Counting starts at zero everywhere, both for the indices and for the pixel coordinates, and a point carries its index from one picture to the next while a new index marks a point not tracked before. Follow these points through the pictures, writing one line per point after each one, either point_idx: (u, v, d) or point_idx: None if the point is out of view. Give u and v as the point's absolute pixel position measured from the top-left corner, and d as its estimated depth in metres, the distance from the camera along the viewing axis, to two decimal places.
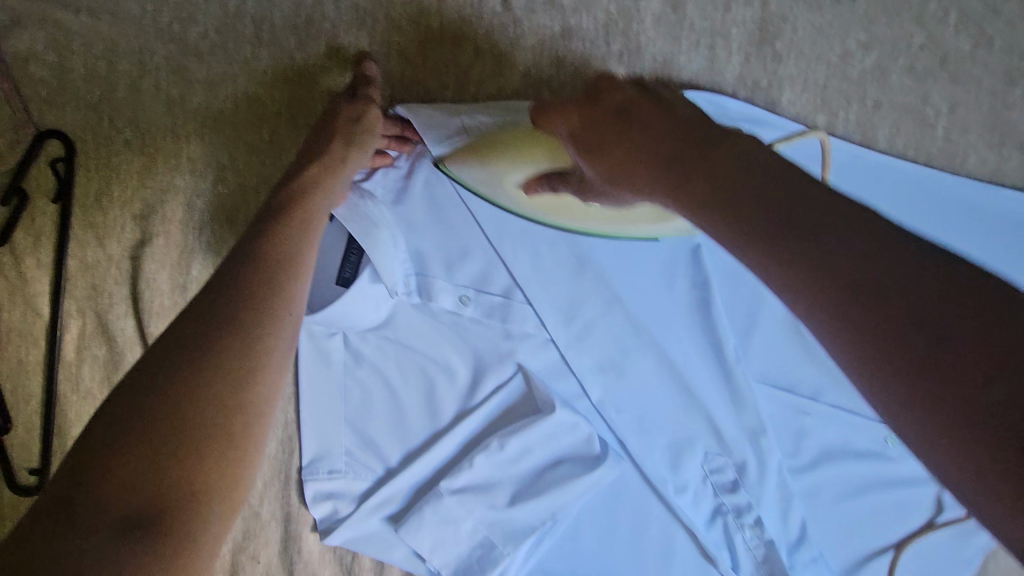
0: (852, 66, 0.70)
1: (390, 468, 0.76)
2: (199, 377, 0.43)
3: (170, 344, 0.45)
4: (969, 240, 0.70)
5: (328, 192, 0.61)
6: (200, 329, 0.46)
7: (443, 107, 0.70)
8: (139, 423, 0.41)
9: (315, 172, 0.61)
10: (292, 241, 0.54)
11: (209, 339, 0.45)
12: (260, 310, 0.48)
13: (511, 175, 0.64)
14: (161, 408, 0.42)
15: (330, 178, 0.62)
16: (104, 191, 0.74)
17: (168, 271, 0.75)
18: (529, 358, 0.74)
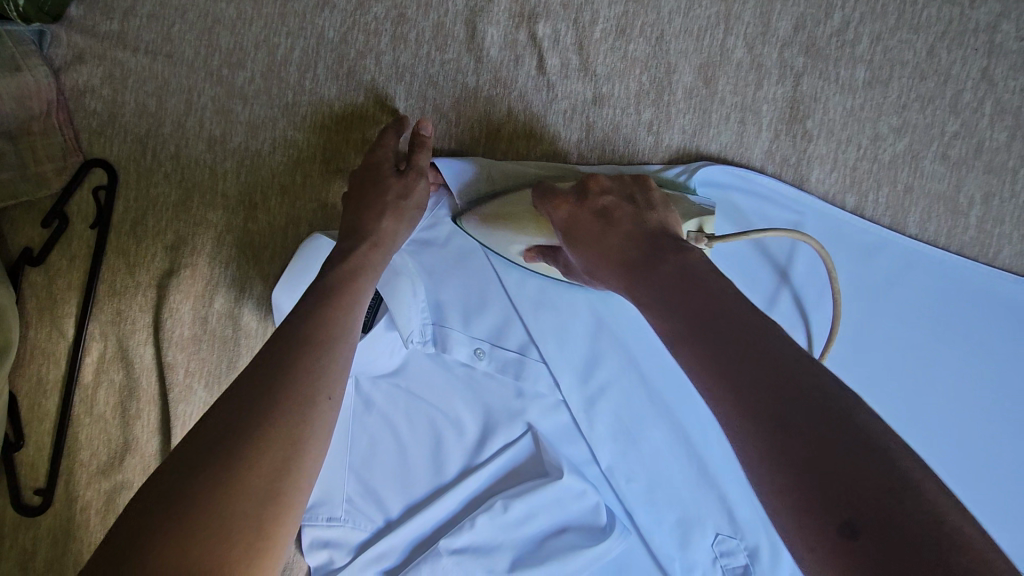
0: (884, 149, 0.70)
1: (390, 519, 0.74)
2: (251, 455, 0.44)
3: (214, 430, 0.45)
4: (997, 329, 0.69)
5: (370, 268, 0.61)
6: (238, 412, 0.46)
7: (476, 167, 0.70)
8: (175, 509, 0.42)
9: (361, 247, 0.61)
10: (336, 317, 0.54)
11: (245, 422, 0.46)
12: (293, 390, 0.48)
13: (514, 245, 0.67)
14: (197, 493, 0.42)
15: (373, 253, 0.62)
16: (139, 220, 0.77)
17: (191, 303, 0.76)
18: (540, 419, 0.74)
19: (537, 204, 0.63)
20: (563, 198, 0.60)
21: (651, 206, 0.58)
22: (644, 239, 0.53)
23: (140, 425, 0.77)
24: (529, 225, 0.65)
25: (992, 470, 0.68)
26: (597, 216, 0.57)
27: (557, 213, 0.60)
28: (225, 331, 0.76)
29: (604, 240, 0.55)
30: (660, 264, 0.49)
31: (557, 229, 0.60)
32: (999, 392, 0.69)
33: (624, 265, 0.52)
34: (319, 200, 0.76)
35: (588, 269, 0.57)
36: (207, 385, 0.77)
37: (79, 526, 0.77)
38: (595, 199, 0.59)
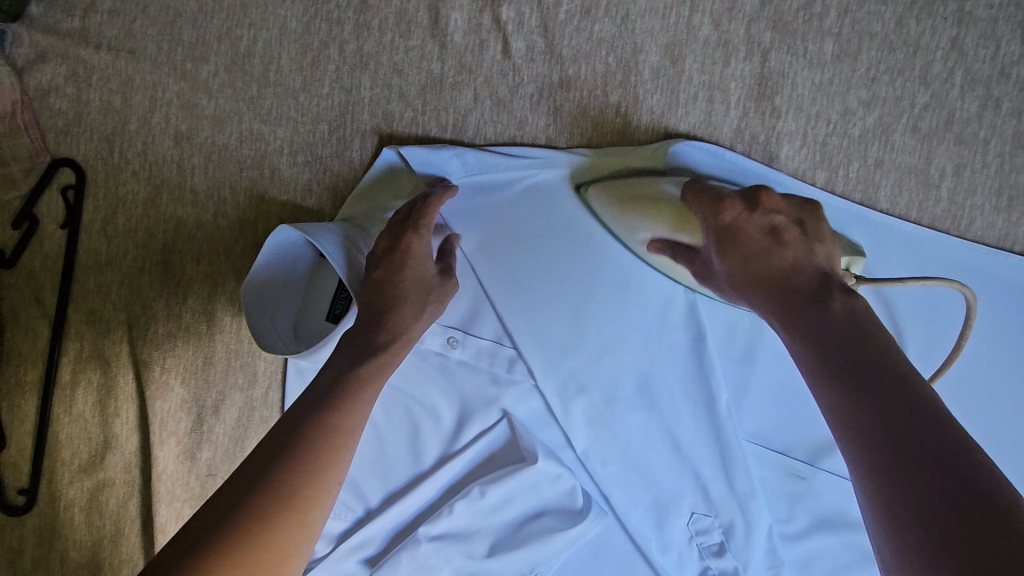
0: (854, 123, 0.69)
1: (370, 509, 0.75)
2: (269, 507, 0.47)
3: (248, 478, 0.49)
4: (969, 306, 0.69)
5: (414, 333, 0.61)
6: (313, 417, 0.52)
7: (442, 152, 0.71)
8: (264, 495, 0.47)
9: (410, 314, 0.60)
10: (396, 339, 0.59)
11: (323, 424, 0.51)
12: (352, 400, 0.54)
13: (644, 231, 0.66)
14: (285, 480, 0.48)
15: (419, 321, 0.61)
16: (109, 218, 0.77)
17: (165, 300, 0.76)
18: (514, 405, 0.74)
19: (692, 192, 0.62)
20: (733, 202, 0.57)
21: (818, 238, 0.55)
22: (810, 271, 0.52)
23: (119, 423, 0.77)
24: (664, 212, 0.64)
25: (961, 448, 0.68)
26: (766, 232, 0.54)
27: (717, 220, 0.57)
28: (199, 327, 0.76)
29: (768, 260, 0.53)
30: (827, 304, 0.49)
31: (710, 232, 0.57)
32: (975, 367, 0.68)
33: (773, 291, 0.52)
34: (289, 192, 0.75)
35: (732, 282, 0.56)
36: (184, 381, 0.76)
37: (63, 524, 0.78)
38: (761, 215, 0.55)
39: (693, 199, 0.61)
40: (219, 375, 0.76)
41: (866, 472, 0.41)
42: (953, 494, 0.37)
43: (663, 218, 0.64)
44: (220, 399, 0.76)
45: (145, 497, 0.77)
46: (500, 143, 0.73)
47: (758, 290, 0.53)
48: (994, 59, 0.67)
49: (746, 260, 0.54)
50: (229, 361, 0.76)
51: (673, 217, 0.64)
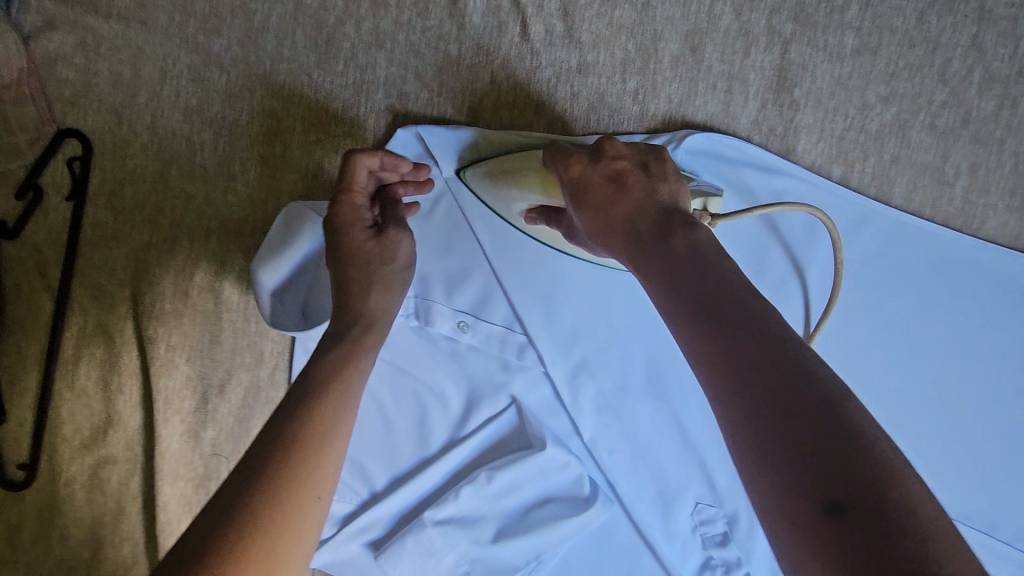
0: (871, 118, 0.69)
1: (375, 492, 0.75)
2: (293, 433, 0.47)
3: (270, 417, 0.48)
4: (989, 304, 0.69)
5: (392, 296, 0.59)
6: (287, 432, 0.47)
7: (458, 133, 0.70)
8: (231, 516, 0.42)
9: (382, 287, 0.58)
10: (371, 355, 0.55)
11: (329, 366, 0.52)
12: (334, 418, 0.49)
13: (516, 205, 0.66)
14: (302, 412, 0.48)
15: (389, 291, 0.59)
16: (116, 192, 0.75)
17: (171, 276, 0.75)
18: (523, 392, 0.73)
19: (551, 157, 0.60)
20: (580, 159, 0.57)
21: (665, 177, 0.54)
22: (654, 209, 0.50)
23: (123, 400, 0.76)
24: (532, 180, 0.63)
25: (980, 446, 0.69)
26: (608, 181, 0.54)
27: (567, 173, 0.57)
28: (206, 305, 0.75)
29: (616, 206, 0.52)
30: (669, 239, 0.47)
31: (565, 187, 0.57)
32: (987, 366, 0.69)
33: (624, 239, 0.50)
34: (300, 170, 0.74)
35: (591, 235, 0.54)
36: (190, 359, 0.76)
37: (64, 501, 0.77)
38: (606, 163, 0.55)
39: (552, 159, 0.59)
40: (226, 354, 0.76)
41: (731, 408, 0.37)
42: (850, 453, 0.33)
43: (534, 188, 0.63)
44: (226, 377, 0.76)
45: (149, 474, 0.77)
46: (516, 127, 0.72)
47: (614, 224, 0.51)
48: (1012, 59, 0.67)
49: (603, 202, 0.53)
50: (237, 340, 0.76)
51: (542, 185, 0.62)
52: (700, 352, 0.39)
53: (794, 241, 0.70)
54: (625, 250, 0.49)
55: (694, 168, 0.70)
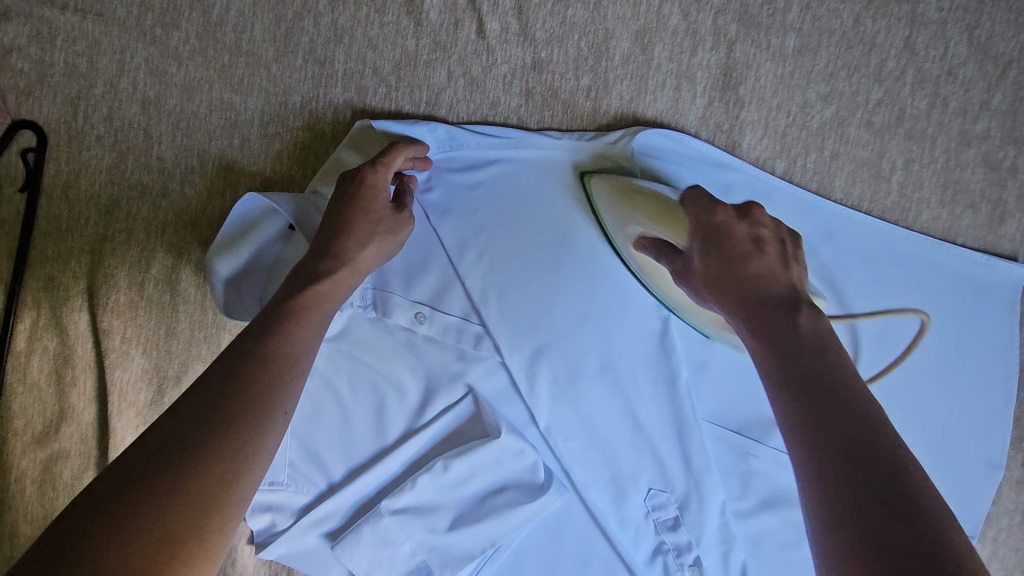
0: (812, 116, 0.72)
1: (333, 483, 0.75)
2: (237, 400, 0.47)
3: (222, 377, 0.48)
4: (947, 303, 0.72)
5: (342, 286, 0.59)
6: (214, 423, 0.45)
7: (415, 128, 0.71)
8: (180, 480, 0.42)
9: (339, 270, 0.59)
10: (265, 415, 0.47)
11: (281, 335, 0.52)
12: (255, 417, 0.46)
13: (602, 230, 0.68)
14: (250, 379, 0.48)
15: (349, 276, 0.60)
16: (71, 183, 0.75)
17: (128, 268, 0.75)
18: (480, 381, 0.75)
19: (688, 202, 0.63)
20: (727, 209, 0.61)
21: (796, 258, 0.59)
22: (781, 283, 0.54)
23: (76, 393, 0.76)
24: (652, 207, 0.66)
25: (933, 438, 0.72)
26: (747, 240, 0.58)
27: (709, 219, 0.60)
28: (162, 296, 0.75)
29: (744, 266, 0.56)
30: (798, 330, 0.50)
31: (699, 228, 0.60)
32: (926, 353, 0.71)
33: (755, 305, 0.53)
34: (260, 163, 0.75)
35: (703, 282, 0.58)
36: (146, 351, 0.75)
37: (14, 496, 0.76)
38: (746, 225, 0.59)
39: (692, 203, 0.63)
40: (182, 346, 0.75)
41: (808, 454, 0.43)
42: (886, 499, 0.39)
43: (654, 216, 0.65)
44: (182, 369, 0.76)
45: (102, 469, 0.76)
46: (473, 123, 0.74)
47: (754, 315, 0.53)
48: (943, 60, 0.70)
49: (729, 277, 0.56)
50: (193, 332, 0.75)
51: (666, 220, 0.64)
52: (784, 400, 0.47)
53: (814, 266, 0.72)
54: (751, 337, 0.52)
55: (645, 163, 0.73)
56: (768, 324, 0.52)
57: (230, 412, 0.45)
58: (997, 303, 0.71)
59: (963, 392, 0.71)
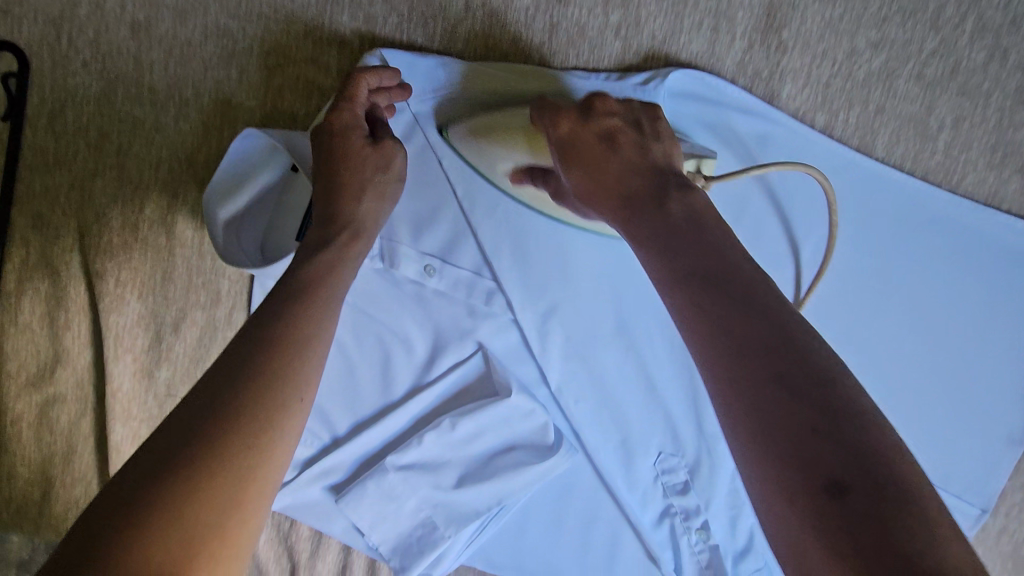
0: (859, 65, 0.66)
1: (337, 437, 0.73)
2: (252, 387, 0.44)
3: (225, 372, 0.45)
4: (983, 272, 0.68)
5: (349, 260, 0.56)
6: (230, 413, 0.43)
7: (426, 62, 0.66)
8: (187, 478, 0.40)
9: (338, 237, 0.56)
10: (273, 430, 0.44)
11: (289, 317, 0.49)
12: (274, 406, 0.44)
13: (503, 162, 0.63)
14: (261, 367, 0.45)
15: (352, 245, 0.57)
16: (56, 114, 0.70)
17: (120, 207, 0.71)
18: (491, 338, 0.72)
19: (537, 118, 0.59)
20: (563, 116, 0.56)
21: (656, 137, 0.55)
22: (645, 172, 0.51)
23: (71, 337, 0.73)
24: (518, 138, 0.61)
25: (954, 409, 0.70)
26: (600, 138, 0.54)
27: (557, 133, 0.55)
28: (157, 239, 0.71)
29: (606, 165, 0.53)
30: (663, 205, 0.48)
31: (553, 146, 0.55)
32: (953, 323, 0.69)
33: (618, 204, 0.50)
34: (259, 97, 0.69)
35: (581, 196, 0.54)
36: (141, 296, 0.72)
37: (11, 439, 0.75)
38: (596, 121, 0.55)
39: (540, 119, 0.58)
40: (179, 292, 0.72)
41: (735, 399, 0.38)
42: (800, 442, 0.35)
43: (519, 142, 0.61)
44: (180, 317, 0.72)
45: (100, 415, 0.74)
46: (490, 59, 0.68)
47: (607, 192, 0.52)
48: (1007, 7, 0.64)
49: (590, 163, 0.53)
50: (191, 277, 0.72)
51: (529, 142, 0.61)
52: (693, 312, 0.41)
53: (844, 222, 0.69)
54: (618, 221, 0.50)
55: (674, 108, 0.67)
56: (615, 213, 0.51)
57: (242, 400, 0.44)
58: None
59: (990, 365, 0.69)
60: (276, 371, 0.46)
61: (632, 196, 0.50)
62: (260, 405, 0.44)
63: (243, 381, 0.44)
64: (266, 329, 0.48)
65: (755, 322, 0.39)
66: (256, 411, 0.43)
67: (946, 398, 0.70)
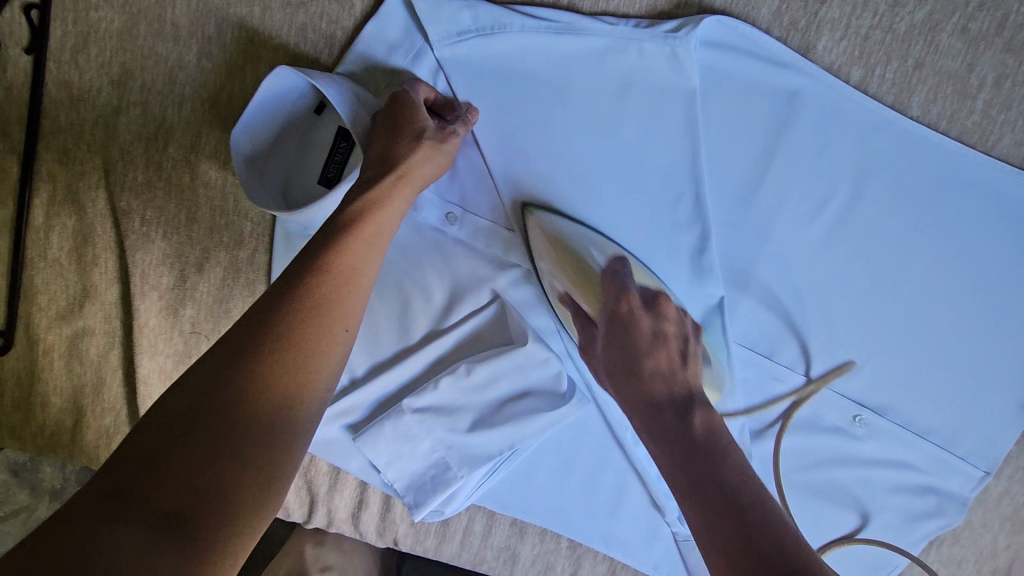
0: (901, 18, 0.64)
1: (355, 378, 0.75)
2: (302, 313, 0.48)
3: (273, 301, 0.49)
4: (1012, 236, 0.67)
5: (393, 200, 0.58)
6: (280, 333, 0.47)
7: (453, 4, 0.65)
8: (243, 388, 0.44)
9: (385, 178, 0.58)
10: (323, 347, 0.48)
11: (333, 252, 0.52)
12: (323, 327, 0.49)
13: (556, 281, 0.69)
14: (310, 295, 0.49)
15: (399, 187, 0.58)
16: (80, 48, 0.69)
17: (144, 146, 0.71)
18: (509, 288, 0.72)
19: (608, 275, 0.69)
20: (634, 294, 0.68)
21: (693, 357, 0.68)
22: (678, 389, 0.63)
23: (98, 273, 0.74)
24: (575, 276, 0.69)
25: (966, 373, 0.71)
26: (649, 336, 0.66)
27: (614, 308, 0.68)
28: (181, 178, 0.72)
29: (637, 360, 0.65)
30: (688, 416, 0.61)
31: (604, 315, 0.68)
32: (974, 287, 0.68)
33: (647, 411, 0.63)
34: (283, 36, 0.68)
35: (607, 366, 0.67)
36: (166, 235, 0.73)
37: (43, 369, 0.77)
38: (653, 319, 0.68)
39: (612, 278, 0.69)
40: (203, 233, 0.73)
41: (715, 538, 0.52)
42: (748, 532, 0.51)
43: (577, 287, 0.69)
44: (204, 257, 0.73)
45: (128, 349, 0.76)
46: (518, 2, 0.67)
47: (639, 387, 0.64)
48: None
49: (626, 363, 0.66)
50: (215, 218, 0.72)
51: (585, 291, 0.69)
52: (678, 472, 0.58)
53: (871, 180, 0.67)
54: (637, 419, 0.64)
55: (705, 58, 0.66)
56: (642, 413, 0.63)
57: (292, 323, 0.48)
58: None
59: (1006, 331, 0.69)
60: (300, 321, 0.48)
61: (657, 405, 0.62)
62: (288, 351, 0.46)
63: (293, 307, 0.48)
64: (291, 286, 0.50)
65: (716, 470, 0.56)
66: (283, 358, 0.46)
67: (958, 362, 0.71)
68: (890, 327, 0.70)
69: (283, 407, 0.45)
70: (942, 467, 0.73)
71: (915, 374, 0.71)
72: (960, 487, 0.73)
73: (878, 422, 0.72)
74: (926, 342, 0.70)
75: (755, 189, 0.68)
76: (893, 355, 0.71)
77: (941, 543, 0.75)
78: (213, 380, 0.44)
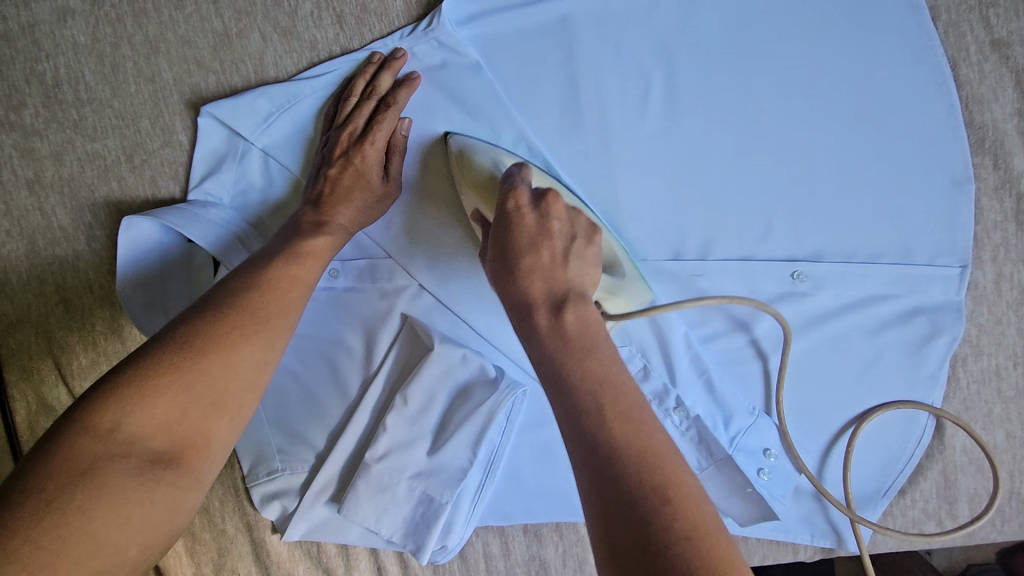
0: None
1: (320, 453, 0.77)
2: (251, 318, 0.55)
3: (231, 297, 0.56)
4: (833, 35, 0.65)
5: (330, 237, 0.66)
6: (234, 331, 0.54)
7: (245, 100, 0.72)
8: (192, 372, 0.50)
9: (320, 222, 0.66)
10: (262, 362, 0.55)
11: (283, 268, 0.60)
12: (267, 338, 0.56)
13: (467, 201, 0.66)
14: (263, 304, 0.57)
15: (330, 237, 0.66)
16: (3, 281, 0.81)
17: (78, 333, 0.81)
18: (411, 306, 0.75)
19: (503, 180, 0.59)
20: (524, 192, 0.54)
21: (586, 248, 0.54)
22: (555, 287, 0.49)
23: None
24: (480, 190, 0.64)
25: (882, 179, 0.65)
26: (538, 227, 0.52)
27: (504, 203, 0.55)
28: (115, 347, 0.81)
29: (522, 258, 0.51)
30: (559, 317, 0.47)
31: (498, 203, 0.55)
32: (836, 95, 0.66)
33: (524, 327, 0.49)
34: (140, 194, 0.78)
35: (492, 270, 0.54)
36: None
37: None
38: (544, 211, 0.53)
39: (502, 182, 0.58)
40: None
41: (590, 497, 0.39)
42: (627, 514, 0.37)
43: (485, 199, 0.63)
44: None
45: None
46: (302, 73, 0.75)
47: (516, 278, 0.50)
48: None
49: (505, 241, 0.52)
50: None
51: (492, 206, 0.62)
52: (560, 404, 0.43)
53: (677, 53, 0.67)
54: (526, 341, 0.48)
55: (473, 32, 0.70)
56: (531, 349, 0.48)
57: (243, 325, 0.55)
58: (883, 11, 0.65)
59: (892, 120, 0.65)
60: (247, 321, 0.55)
61: (529, 305, 0.49)
62: (240, 353, 0.53)
63: (245, 310, 0.56)
64: (238, 287, 0.58)
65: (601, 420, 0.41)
66: (230, 355, 0.53)
67: (869, 170, 0.65)
68: (780, 172, 0.67)
69: (230, 403, 0.52)
70: (915, 284, 0.65)
71: (833, 203, 0.66)
72: (946, 294, 0.65)
73: (818, 269, 0.66)
74: (824, 169, 0.66)
75: (578, 114, 0.69)
76: (799, 197, 0.67)
77: (965, 361, 0.67)
78: (166, 357, 0.50)
